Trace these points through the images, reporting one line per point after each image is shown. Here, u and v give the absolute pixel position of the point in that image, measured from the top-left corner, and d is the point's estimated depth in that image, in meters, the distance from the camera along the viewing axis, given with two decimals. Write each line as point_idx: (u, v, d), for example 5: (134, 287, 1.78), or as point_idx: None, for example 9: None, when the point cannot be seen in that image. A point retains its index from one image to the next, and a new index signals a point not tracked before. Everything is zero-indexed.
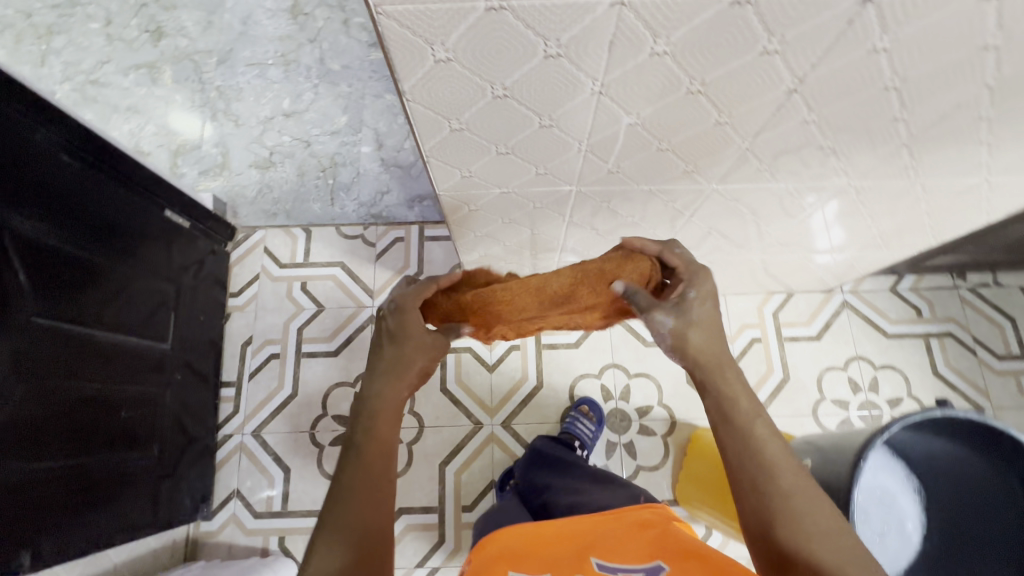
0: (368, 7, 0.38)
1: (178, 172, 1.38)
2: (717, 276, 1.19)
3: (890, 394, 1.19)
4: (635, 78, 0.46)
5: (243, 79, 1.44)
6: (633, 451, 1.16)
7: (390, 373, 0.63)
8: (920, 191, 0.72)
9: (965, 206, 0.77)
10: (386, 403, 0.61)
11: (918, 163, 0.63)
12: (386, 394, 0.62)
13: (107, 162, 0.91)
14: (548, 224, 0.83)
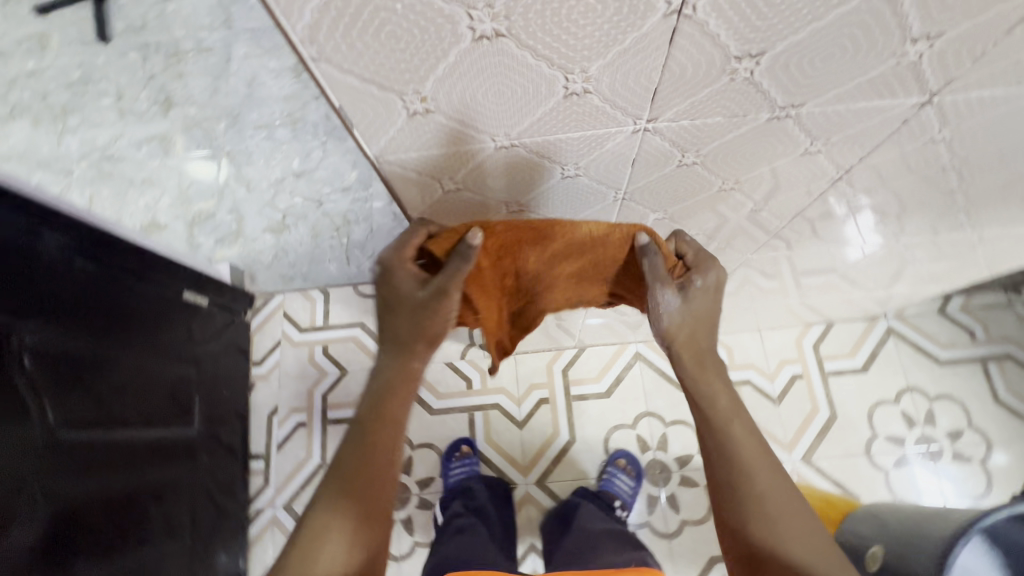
0: (368, 158, 0.36)
1: (195, 242, 1.42)
2: (752, 314, 1.13)
3: (950, 426, 1.12)
4: (662, 186, 0.43)
5: (252, 142, 1.26)
6: (677, 505, 1.11)
7: (396, 348, 0.52)
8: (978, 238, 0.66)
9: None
10: (393, 385, 0.51)
11: (977, 221, 0.58)
12: (392, 375, 0.51)
13: (125, 258, 0.91)
14: None
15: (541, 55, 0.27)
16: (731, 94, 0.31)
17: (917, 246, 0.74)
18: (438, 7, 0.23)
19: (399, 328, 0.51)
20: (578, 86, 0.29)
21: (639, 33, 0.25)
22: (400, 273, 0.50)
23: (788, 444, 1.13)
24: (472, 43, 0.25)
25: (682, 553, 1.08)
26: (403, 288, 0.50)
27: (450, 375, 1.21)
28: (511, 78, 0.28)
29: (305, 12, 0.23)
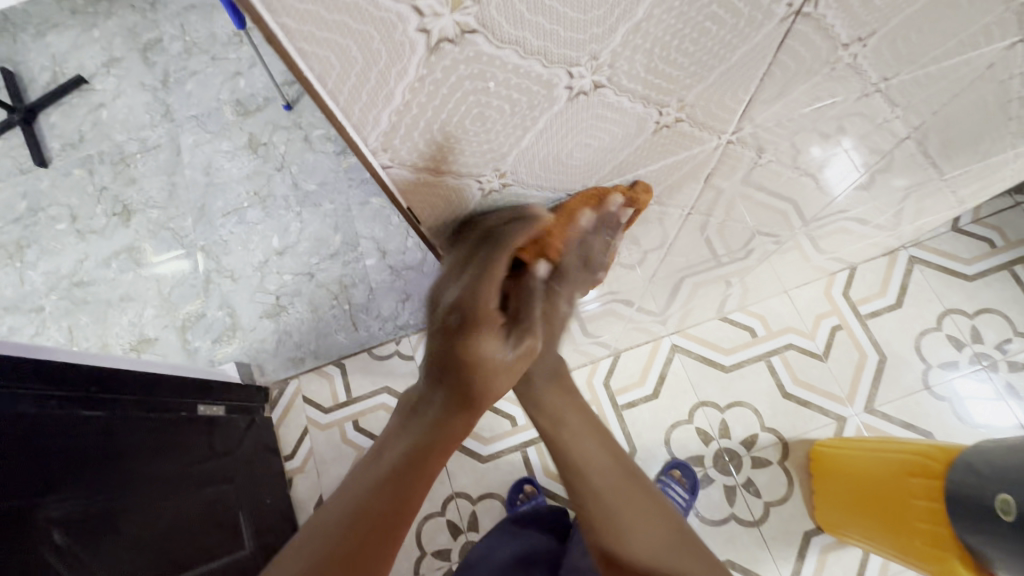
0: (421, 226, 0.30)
1: (191, 347, 1.28)
2: (779, 278, 1.10)
3: (997, 338, 1.11)
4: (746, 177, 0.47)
5: (225, 230, 1.34)
6: (756, 490, 1.07)
7: (439, 408, 0.44)
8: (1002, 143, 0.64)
9: None
10: (420, 448, 0.44)
11: None
12: (424, 436, 0.44)
13: (122, 392, 0.86)
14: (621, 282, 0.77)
15: (637, 97, 0.24)
16: (825, 82, 0.28)
17: (930, 172, 0.74)
18: (536, 73, 0.21)
19: (461, 388, 0.43)
20: (670, 116, 0.26)
21: (750, 45, 0.22)
22: (481, 333, 0.41)
23: (847, 398, 1.10)
24: (561, 100, 0.23)
25: (775, 537, 1.04)
26: (485, 350, 0.41)
27: (491, 417, 1.17)
28: (599, 129, 0.25)
29: (384, 115, 0.21)
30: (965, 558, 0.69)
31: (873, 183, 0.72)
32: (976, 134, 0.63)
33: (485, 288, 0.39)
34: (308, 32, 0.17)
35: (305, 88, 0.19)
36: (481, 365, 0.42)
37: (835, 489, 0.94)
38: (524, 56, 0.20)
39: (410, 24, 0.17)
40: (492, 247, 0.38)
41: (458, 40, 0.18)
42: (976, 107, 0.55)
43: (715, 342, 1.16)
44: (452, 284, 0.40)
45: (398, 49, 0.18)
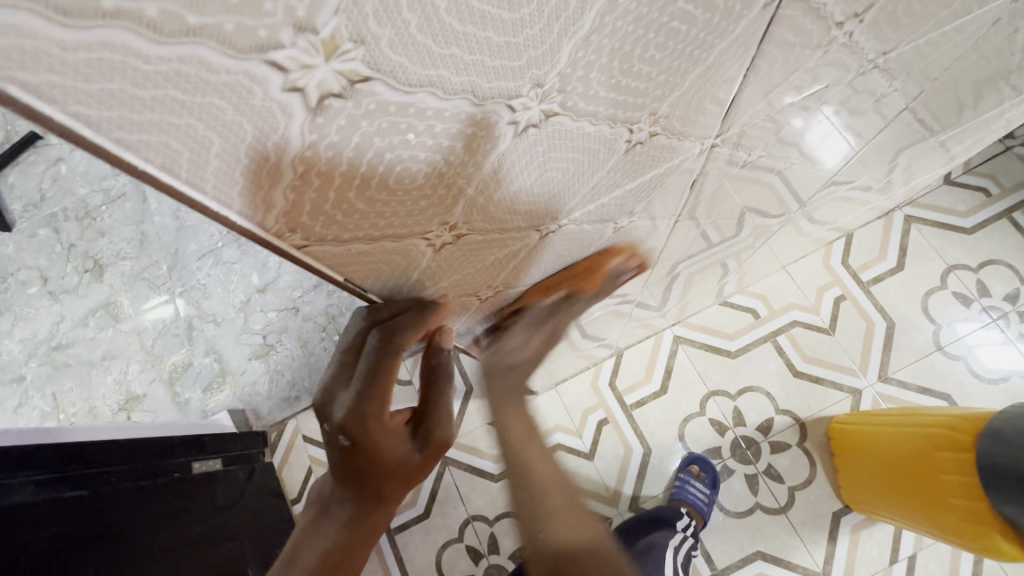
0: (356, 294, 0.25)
1: (181, 399, 1.21)
2: (777, 255, 1.06)
3: (1004, 289, 1.08)
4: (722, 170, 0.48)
5: (202, 273, 1.28)
6: (778, 475, 1.03)
7: (353, 510, 0.40)
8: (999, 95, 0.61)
9: None
10: (334, 560, 0.39)
11: None
12: (339, 542, 0.40)
13: (100, 465, 0.82)
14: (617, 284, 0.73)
15: (603, 114, 0.19)
16: (818, 66, 0.24)
17: (925, 132, 0.70)
18: (468, 114, 0.15)
19: (370, 493, 0.39)
20: (643, 132, 0.21)
21: (729, 41, 0.18)
22: (380, 442, 0.38)
23: (860, 369, 1.07)
24: (504, 138, 0.17)
25: (804, 522, 1.01)
26: (389, 457, 0.38)
27: None
28: (557, 159, 0.20)
29: (279, 198, 0.15)
30: (1004, 527, 0.66)
31: (868, 148, 0.68)
32: (969, 87, 0.60)
33: (373, 400, 0.36)
34: (118, 116, 0.11)
35: (159, 191, 0.14)
36: (388, 473, 0.39)
37: (858, 469, 0.90)
38: (446, 97, 0.14)
39: (271, 85, 0.12)
40: (380, 356, 0.35)
41: (348, 92, 0.13)
42: (969, 60, 0.52)
43: (718, 328, 1.13)
44: (339, 395, 0.37)
45: (265, 117, 0.13)
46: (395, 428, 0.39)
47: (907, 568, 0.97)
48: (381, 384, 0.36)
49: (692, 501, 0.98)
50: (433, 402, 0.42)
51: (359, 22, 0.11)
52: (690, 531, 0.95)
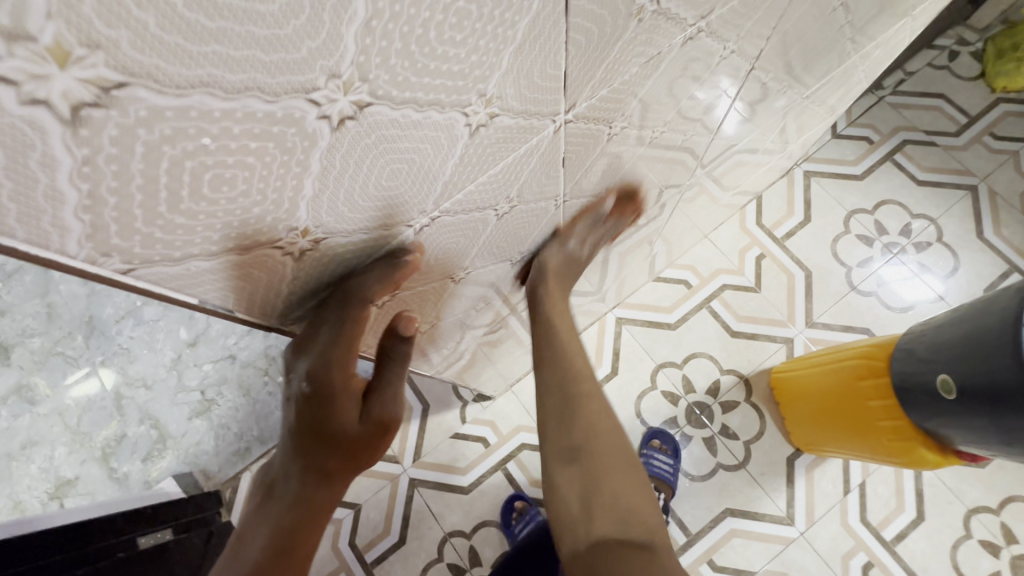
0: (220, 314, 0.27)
1: (119, 475, 1.12)
2: (697, 225, 1.12)
3: (898, 225, 1.18)
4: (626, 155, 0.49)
5: (124, 337, 1.18)
6: (732, 433, 1.08)
7: (295, 493, 0.43)
8: (841, 36, 0.68)
9: (887, 16, 0.73)
10: (281, 539, 0.42)
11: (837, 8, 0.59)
12: (285, 518, 0.42)
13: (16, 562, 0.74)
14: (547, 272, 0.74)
15: (425, 100, 0.20)
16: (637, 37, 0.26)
17: (801, 85, 0.77)
18: (264, 112, 0.16)
19: (321, 466, 0.43)
20: (481, 114, 0.22)
21: (530, 18, 0.19)
22: (343, 401, 0.43)
23: (788, 319, 1.14)
24: (319, 134, 0.18)
25: (763, 472, 1.05)
26: (345, 420, 0.43)
27: (463, 445, 1.13)
28: (400, 151, 0.22)
29: (71, 217, 0.16)
30: (927, 441, 0.71)
31: (756, 110, 0.74)
32: (824, 41, 0.66)
33: (340, 352, 0.40)
34: None
35: None
36: (342, 437, 0.43)
37: (803, 411, 0.95)
38: (230, 96, 0.15)
39: (3, 101, 0.12)
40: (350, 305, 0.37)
41: (106, 100, 0.13)
42: (814, 22, 0.58)
43: (656, 303, 1.17)
44: (302, 356, 0.41)
45: (12, 136, 0.13)
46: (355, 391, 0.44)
47: (860, 496, 1.03)
48: (348, 347, 0.40)
49: (659, 473, 1.01)
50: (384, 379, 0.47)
51: (84, 27, 0.11)
52: (660, 506, 0.98)
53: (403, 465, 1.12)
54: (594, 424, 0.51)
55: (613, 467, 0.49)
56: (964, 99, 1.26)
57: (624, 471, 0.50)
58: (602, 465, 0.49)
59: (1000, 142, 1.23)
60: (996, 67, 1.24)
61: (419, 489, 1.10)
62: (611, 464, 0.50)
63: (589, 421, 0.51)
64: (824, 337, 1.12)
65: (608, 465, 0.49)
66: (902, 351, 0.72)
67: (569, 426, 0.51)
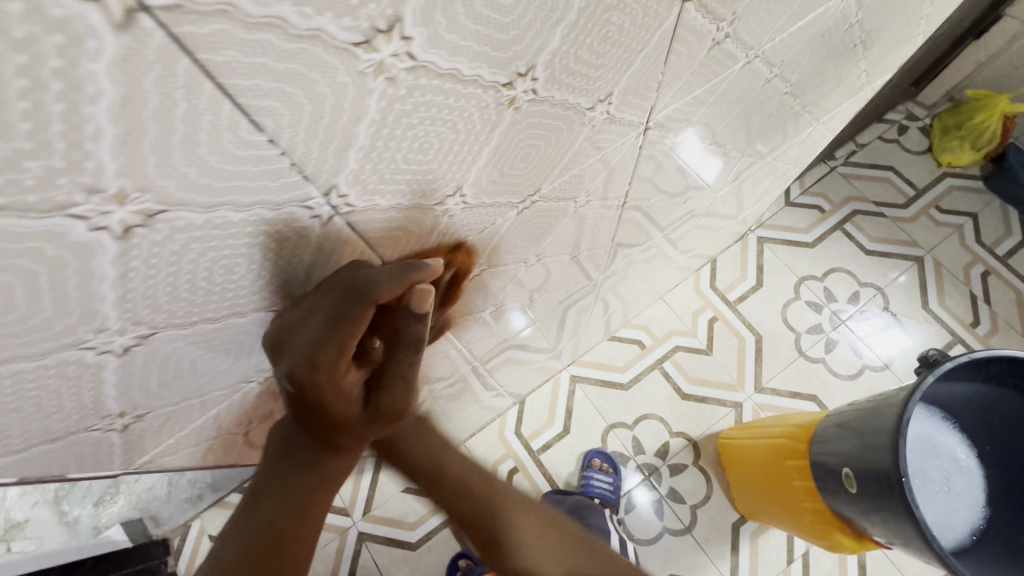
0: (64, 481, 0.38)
1: (69, 519, 1.04)
2: (650, 287, 1.15)
3: (847, 293, 1.22)
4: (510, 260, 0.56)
5: None
6: (680, 497, 1.09)
7: (311, 455, 0.38)
8: (756, 131, 0.73)
9: (804, 111, 0.78)
10: (280, 522, 0.37)
11: (738, 119, 0.64)
12: (298, 487, 0.38)
13: None
14: (481, 344, 0.77)
15: (196, 271, 0.26)
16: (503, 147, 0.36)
17: (742, 160, 0.82)
18: None
19: (333, 440, 0.38)
20: (325, 206, 0.29)
21: None
22: (336, 401, 0.36)
23: (738, 383, 1.16)
24: (98, 361, 0.28)
25: (708, 538, 1.06)
26: (347, 401, 0.37)
27: (413, 499, 1.14)
28: (231, 253, 0.27)
29: None
30: (845, 527, 0.72)
31: (720, 173, 0.80)
32: (737, 138, 0.71)
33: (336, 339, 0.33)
34: None
35: None
36: (341, 420, 0.37)
37: (743, 481, 0.97)
38: None
39: None
40: (351, 303, 0.32)
41: None
42: (714, 134, 0.63)
43: (610, 362, 1.19)
44: (282, 356, 0.36)
45: None
46: (353, 379, 0.37)
47: (804, 566, 1.04)
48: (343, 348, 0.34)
49: (598, 493, 1.04)
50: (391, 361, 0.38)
51: None
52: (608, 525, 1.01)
53: (353, 518, 1.12)
54: (526, 532, 0.51)
55: (559, 554, 0.51)
56: (912, 172, 1.31)
57: (573, 554, 0.52)
58: (556, 564, 0.50)
59: (945, 215, 1.27)
60: (942, 143, 1.30)
61: (367, 544, 1.10)
62: (562, 558, 0.51)
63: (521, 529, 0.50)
64: (771, 402, 1.14)
65: (564, 560, 0.51)
66: (823, 436, 0.74)
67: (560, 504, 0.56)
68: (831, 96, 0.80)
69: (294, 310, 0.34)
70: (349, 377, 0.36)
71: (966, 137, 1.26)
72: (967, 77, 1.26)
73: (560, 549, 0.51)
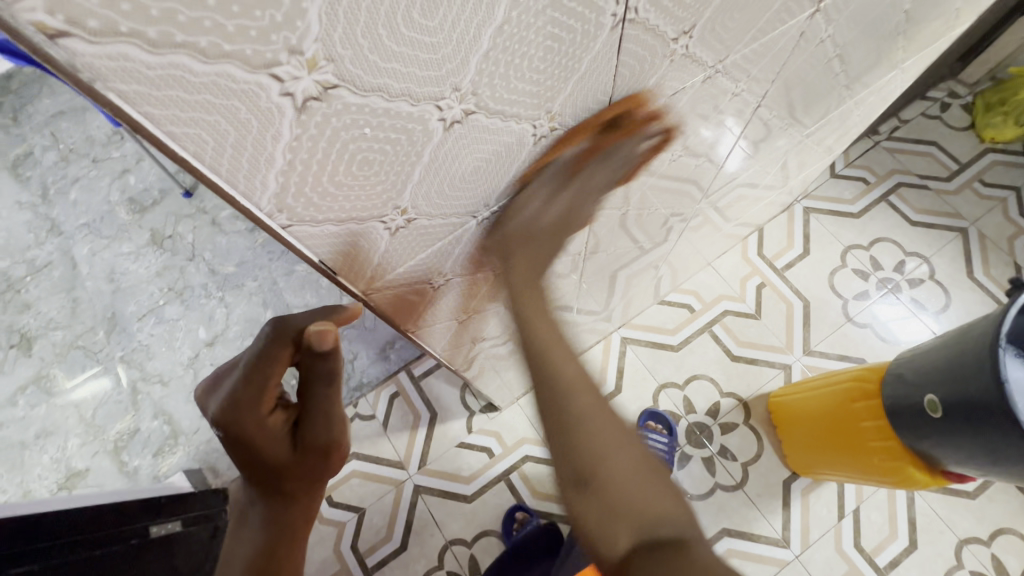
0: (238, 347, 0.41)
1: (129, 469, 1.12)
2: (702, 251, 1.17)
3: (893, 262, 1.24)
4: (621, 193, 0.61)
5: (143, 334, 1.20)
6: (731, 454, 1.11)
7: (263, 509, 0.45)
8: (848, 79, 0.74)
9: (890, 63, 0.80)
10: (258, 559, 0.44)
11: (838, 62, 0.66)
12: (257, 541, 0.44)
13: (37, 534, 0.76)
14: (563, 287, 0.79)
15: None
16: (575, 108, 0.28)
17: (819, 114, 0.83)
18: None
19: (277, 490, 0.44)
20: None
21: (593, 54, 0.25)
22: (262, 442, 0.42)
23: (787, 346, 1.18)
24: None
25: (760, 495, 1.08)
26: (274, 453, 0.42)
27: (467, 454, 1.16)
28: None
29: (272, 179, 0.19)
30: (916, 462, 0.75)
31: (778, 133, 0.79)
32: (833, 81, 0.72)
33: (240, 389, 0.40)
34: (177, 105, 0.15)
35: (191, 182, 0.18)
36: (279, 467, 0.43)
37: (798, 435, 0.99)
38: None
39: (271, 90, 0.16)
40: (271, 344, 0.39)
41: (324, 96, 0.17)
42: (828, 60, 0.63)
43: (660, 325, 1.22)
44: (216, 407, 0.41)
45: (270, 115, 0.17)
46: (275, 423, 0.42)
47: (855, 522, 1.06)
48: (262, 376, 0.40)
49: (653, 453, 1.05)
50: (310, 402, 0.42)
51: (330, 45, 0.16)
52: None
53: (408, 471, 1.14)
54: (586, 423, 0.37)
55: (617, 464, 0.36)
56: (956, 147, 1.34)
57: (643, 478, 0.36)
58: (608, 478, 0.36)
59: (989, 188, 1.30)
60: (985, 119, 1.32)
61: (423, 495, 1.13)
62: (626, 475, 0.36)
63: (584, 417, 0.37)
64: (820, 365, 1.16)
65: (629, 474, 0.36)
66: (898, 375, 0.76)
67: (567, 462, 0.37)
68: (913, 49, 0.82)
69: (237, 377, 0.40)
70: (270, 420, 0.42)
71: (1011, 111, 1.29)
72: (1010, 55, 1.29)
73: (604, 463, 0.36)
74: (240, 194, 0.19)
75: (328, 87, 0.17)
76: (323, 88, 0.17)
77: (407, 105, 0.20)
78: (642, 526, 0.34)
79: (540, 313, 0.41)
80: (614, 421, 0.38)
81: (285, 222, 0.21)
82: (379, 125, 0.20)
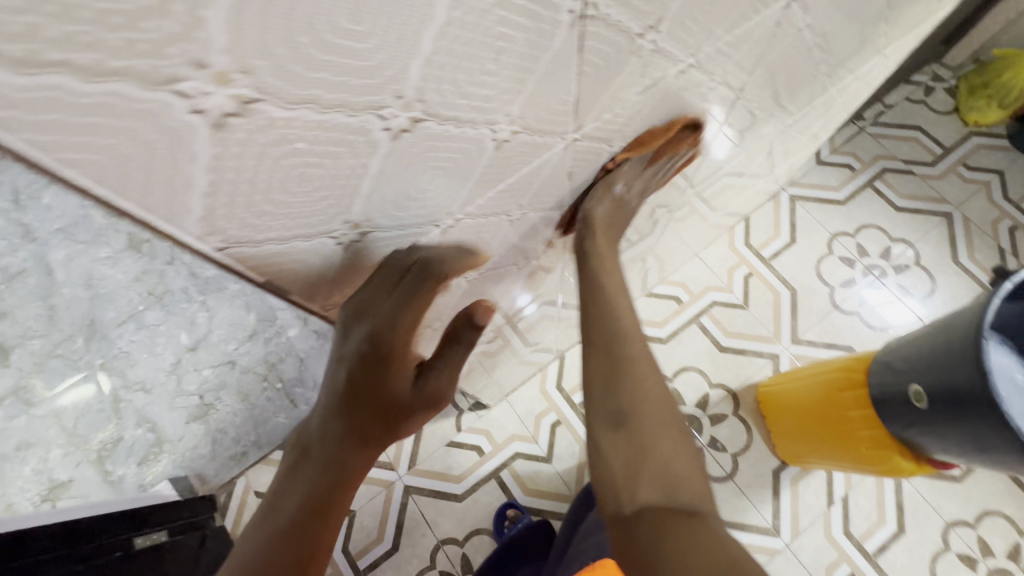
0: None
1: (115, 478, 1.02)
2: (689, 242, 1.16)
3: (879, 248, 1.24)
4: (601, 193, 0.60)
5: (125, 341, 1.02)
6: (721, 446, 1.11)
7: (336, 448, 0.42)
8: (830, 66, 0.73)
9: (873, 48, 0.79)
10: (316, 502, 0.41)
11: (818, 49, 0.65)
12: (321, 481, 0.41)
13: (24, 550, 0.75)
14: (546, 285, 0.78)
15: None
16: (539, 111, 0.27)
17: (801, 102, 0.82)
18: None
19: (364, 434, 0.43)
20: None
21: (553, 53, 0.23)
22: (396, 371, 0.43)
23: (775, 336, 1.18)
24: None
25: (750, 484, 1.08)
26: (396, 388, 0.43)
27: (457, 453, 1.15)
28: None
29: (196, 202, 0.17)
30: (903, 450, 0.75)
31: (762, 121, 0.77)
32: (814, 69, 0.70)
33: (407, 318, 0.40)
34: (66, 133, 0.13)
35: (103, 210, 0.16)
36: (389, 404, 0.43)
37: (787, 424, 0.99)
38: None
39: (178, 109, 0.14)
40: (423, 278, 0.39)
41: (244, 111, 0.16)
42: (810, 48, 0.62)
43: (649, 317, 1.21)
44: (364, 316, 0.40)
45: (183, 134, 0.15)
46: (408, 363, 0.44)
47: (843, 508, 1.06)
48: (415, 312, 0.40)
49: None
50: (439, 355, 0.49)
51: (243, 56, 0.14)
52: None
53: (398, 472, 1.13)
54: (642, 387, 0.44)
55: (656, 428, 0.42)
56: (940, 131, 1.34)
57: (672, 441, 0.42)
58: (649, 436, 0.42)
59: (973, 172, 1.30)
60: (968, 102, 1.32)
61: (413, 496, 1.12)
62: (660, 430, 0.42)
63: (643, 386, 0.44)
64: (808, 353, 1.17)
65: (660, 436, 0.42)
66: (884, 365, 0.76)
67: (617, 390, 0.43)
68: (897, 34, 0.81)
69: (399, 294, 0.39)
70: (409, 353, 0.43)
71: (993, 95, 1.29)
72: (993, 37, 1.29)
73: (647, 419, 0.42)
74: (161, 220, 0.17)
75: (248, 101, 0.16)
76: (241, 103, 0.15)
77: (346, 116, 0.19)
78: (666, 486, 0.40)
79: (628, 310, 0.48)
80: (662, 387, 0.45)
81: (219, 244, 0.20)
82: (315, 139, 0.18)
